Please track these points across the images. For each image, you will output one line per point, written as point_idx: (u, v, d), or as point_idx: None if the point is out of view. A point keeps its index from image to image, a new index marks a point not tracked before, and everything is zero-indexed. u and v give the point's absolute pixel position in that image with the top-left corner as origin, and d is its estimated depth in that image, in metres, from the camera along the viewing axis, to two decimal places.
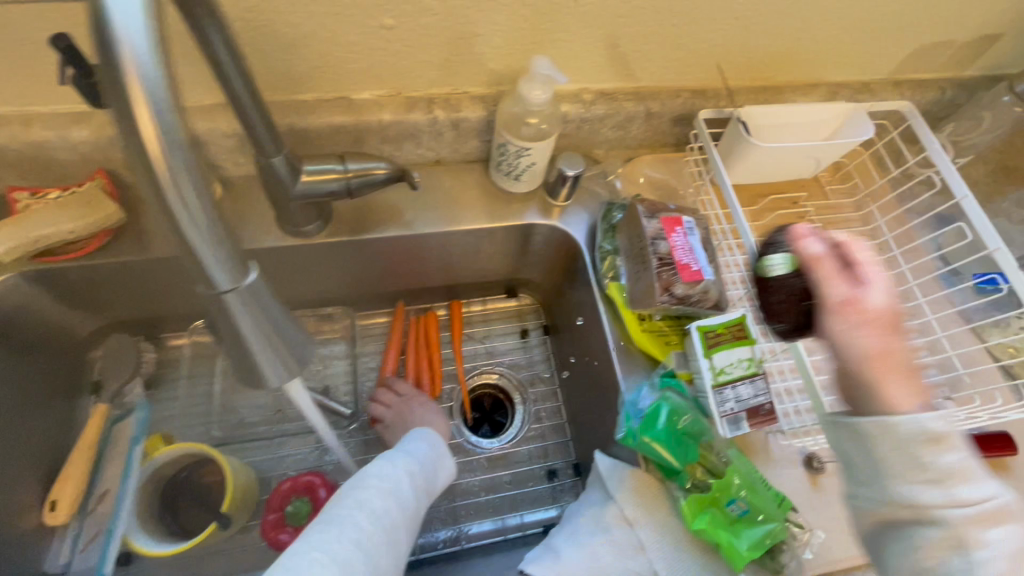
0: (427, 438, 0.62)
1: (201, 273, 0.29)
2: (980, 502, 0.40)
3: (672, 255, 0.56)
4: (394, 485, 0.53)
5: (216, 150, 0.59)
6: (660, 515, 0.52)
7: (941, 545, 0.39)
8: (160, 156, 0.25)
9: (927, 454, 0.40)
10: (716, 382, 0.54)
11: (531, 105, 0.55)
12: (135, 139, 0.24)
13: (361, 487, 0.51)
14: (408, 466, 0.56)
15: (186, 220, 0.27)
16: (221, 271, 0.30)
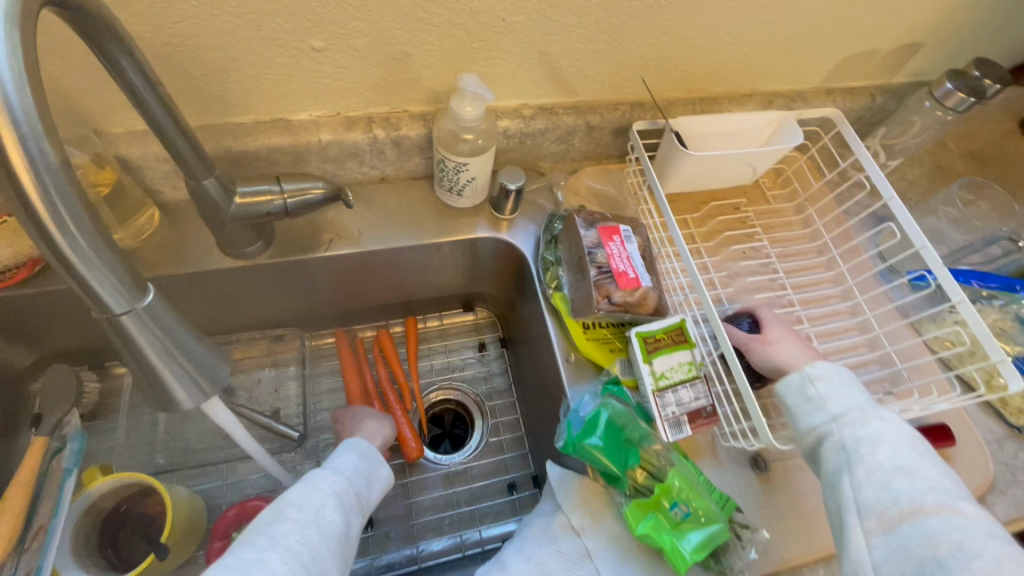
0: (358, 448, 0.60)
1: (89, 297, 0.30)
2: (850, 411, 0.48)
3: (609, 263, 0.57)
4: (320, 504, 0.50)
5: (153, 174, 0.59)
6: (607, 522, 0.53)
7: (831, 453, 0.47)
8: (32, 187, 0.26)
9: (803, 387, 0.51)
10: (657, 387, 0.55)
11: (465, 122, 0.56)
12: (4, 171, 0.25)
13: (286, 508, 0.48)
14: (337, 484, 0.53)
15: (69, 247, 0.28)
16: (112, 295, 0.30)
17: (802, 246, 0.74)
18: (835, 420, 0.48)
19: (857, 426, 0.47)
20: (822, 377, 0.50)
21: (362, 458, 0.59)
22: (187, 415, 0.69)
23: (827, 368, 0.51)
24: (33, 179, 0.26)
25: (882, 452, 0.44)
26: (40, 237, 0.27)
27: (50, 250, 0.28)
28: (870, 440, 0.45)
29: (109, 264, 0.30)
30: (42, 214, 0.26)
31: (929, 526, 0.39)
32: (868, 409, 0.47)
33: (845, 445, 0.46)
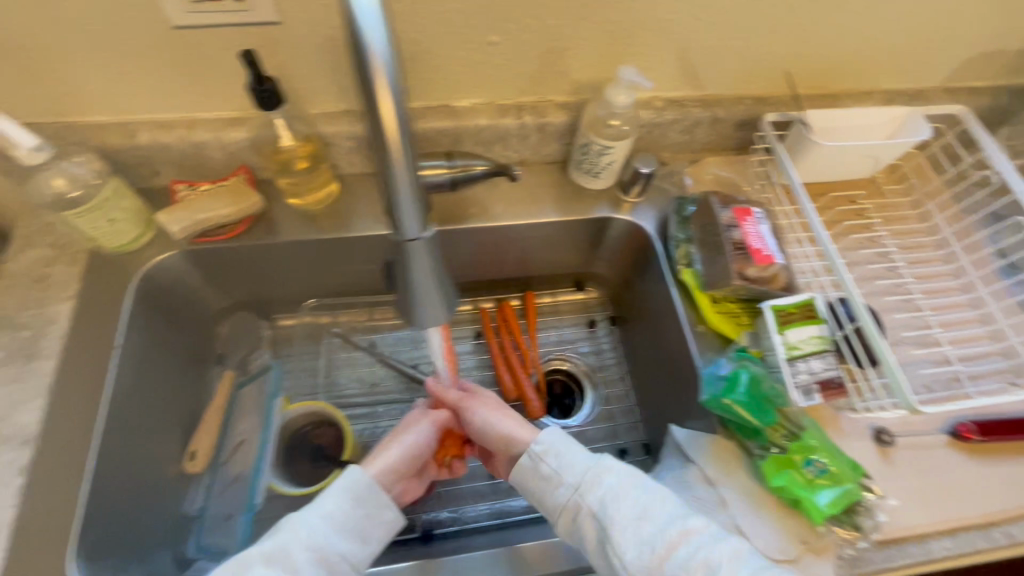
0: (356, 490, 0.52)
1: (396, 221, 0.41)
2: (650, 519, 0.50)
3: (745, 241, 0.61)
4: (286, 539, 0.48)
5: (337, 150, 0.69)
6: (740, 475, 0.57)
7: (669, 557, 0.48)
8: (394, 130, 0.35)
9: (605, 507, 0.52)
10: (789, 356, 0.59)
11: (616, 109, 0.62)
12: (379, 118, 0.34)
13: (295, 524, 0.49)
14: (316, 516, 0.50)
15: (402, 203, 0.40)
16: (415, 240, 0.43)
17: (920, 240, 0.75)
18: (579, 488, 0.53)
19: (609, 496, 0.52)
20: (550, 449, 0.56)
21: (355, 504, 0.51)
22: (340, 364, 0.78)
23: (551, 436, 0.57)
24: (396, 152, 0.37)
25: (721, 552, 0.48)
26: (389, 192, 0.40)
27: (392, 203, 0.40)
28: (636, 516, 0.50)
29: (418, 218, 0.42)
30: (393, 157, 0.37)
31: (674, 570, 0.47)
32: (644, 488, 0.52)
33: (599, 513, 0.51)
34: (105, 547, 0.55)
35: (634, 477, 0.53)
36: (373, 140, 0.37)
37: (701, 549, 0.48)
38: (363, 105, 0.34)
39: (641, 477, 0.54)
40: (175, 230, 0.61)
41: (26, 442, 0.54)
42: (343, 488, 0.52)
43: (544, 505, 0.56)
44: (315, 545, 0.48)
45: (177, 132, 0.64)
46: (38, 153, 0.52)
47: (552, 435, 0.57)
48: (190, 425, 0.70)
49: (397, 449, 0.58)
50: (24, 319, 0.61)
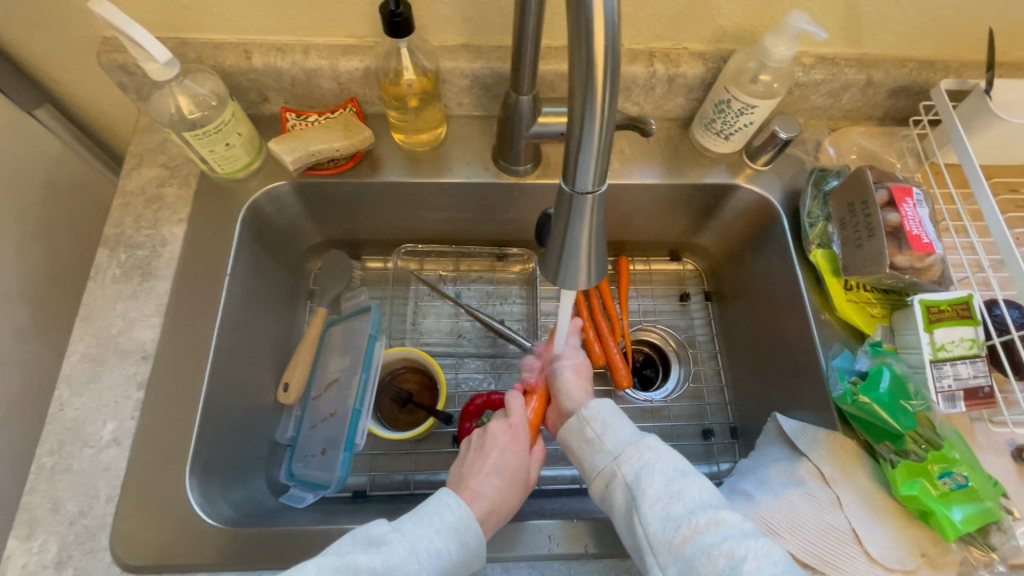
0: (464, 530, 0.48)
1: (574, 172, 0.33)
2: (699, 516, 0.45)
3: (902, 226, 0.56)
4: (393, 561, 0.44)
5: (450, 88, 0.65)
6: (860, 478, 0.53)
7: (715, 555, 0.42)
8: (603, 54, 0.29)
9: (633, 482, 0.48)
10: (934, 357, 0.53)
11: (771, 61, 0.56)
12: (585, 28, 0.29)
13: (397, 545, 0.45)
14: (423, 547, 0.46)
15: (590, 111, 0.31)
16: (591, 171, 0.33)
17: None
18: (618, 458, 0.49)
19: (645, 471, 0.48)
20: (598, 415, 0.52)
21: (461, 550, 0.47)
22: (425, 312, 0.77)
23: (602, 405, 0.53)
24: (604, 50, 0.29)
25: (745, 540, 0.43)
26: (579, 97, 0.31)
27: (578, 114, 0.31)
28: (670, 493, 0.46)
29: (606, 141, 0.32)
30: (597, 87, 0.30)
31: (704, 542, 0.43)
32: (683, 472, 0.48)
33: (631, 485, 0.48)
34: (215, 467, 0.56)
35: (675, 458, 0.49)
36: (574, 38, 0.30)
37: (733, 541, 0.43)
38: (568, 18, 0.29)
39: (681, 460, 0.49)
40: (286, 160, 0.60)
41: (146, 357, 0.56)
42: (452, 523, 0.48)
43: (581, 465, 0.53)
44: None
45: (291, 56, 0.61)
46: (168, 69, 0.51)
47: (603, 406, 0.53)
48: (283, 357, 0.70)
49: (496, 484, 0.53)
50: (139, 238, 0.61)
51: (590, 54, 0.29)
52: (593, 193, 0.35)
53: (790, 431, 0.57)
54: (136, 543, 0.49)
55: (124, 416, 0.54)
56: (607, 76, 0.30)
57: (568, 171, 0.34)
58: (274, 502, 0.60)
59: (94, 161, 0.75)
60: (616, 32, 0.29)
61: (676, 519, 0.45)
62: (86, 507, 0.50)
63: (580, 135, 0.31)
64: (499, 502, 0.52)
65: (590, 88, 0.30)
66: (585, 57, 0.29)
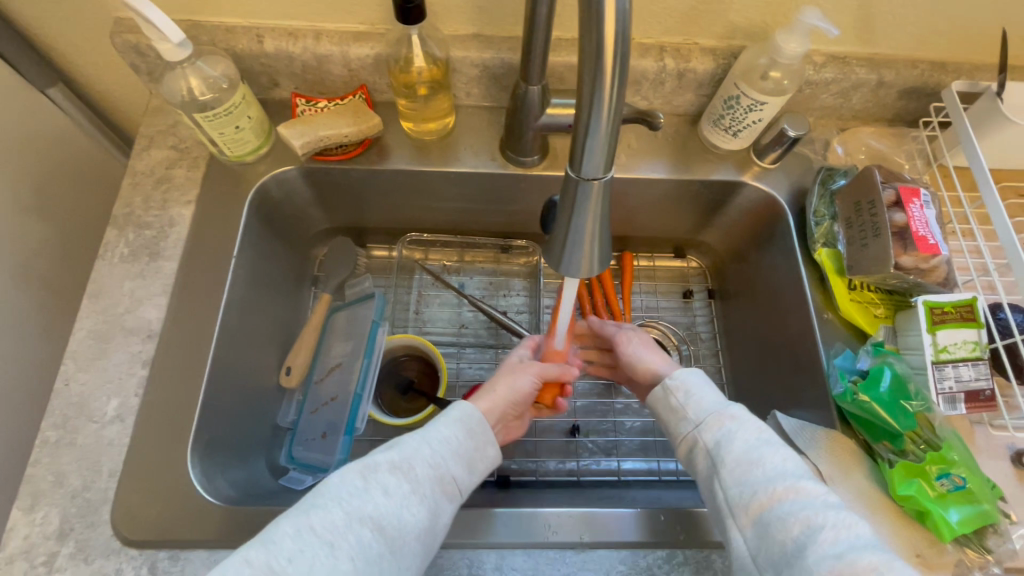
0: (468, 420, 0.51)
1: (581, 159, 0.34)
2: (775, 483, 0.45)
3: (908, 226, 0.56)
4: (408, 452, 0.48)
5: (460, 77, 0.65)
6: (857, 477, 0.53)
7: (790, 522, 0.43)
8: (613, 41, 0.29)
9: (717, 450, 0.49)
10: (936, 359, 0.53)
11: (782, 57, 0.56)
12: (594, 14, 0.29)
13: (408, 442, 0.49)
14: (434, 439, 0.49)
15: (599, 98, 0.31)
16: (598, 158, 0.33)
17: None
18: (701, 424, 0.51)
19: (726, 438, 0.49)
20: (683, 383, 0.54)
21: (469, 434, 0.50)
22: (429, 301, 0.77)
23: (687, 374, 0.54)
24: (614, 37, 0.29)
25: (831, 510, 0.43)
26: (587, 84, 0.31)
27: (586, 100, 0.31)
28: (749, 459, 0.47)
29: (613, 128, 0.32)
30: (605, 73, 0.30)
31: (782, 509, 0.44)
32: (767, 442, 0.48)
33: (713, 451, 0.49)
34: (216, 447, 0.57)
35: (759, 429, 0.49)
36: (584, 24, 0.30)
37: (810, 509, 0.43)
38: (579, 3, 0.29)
39: (769, 434, 0.49)
40: (295, 145, 0.60)
41: (151, 336, 0.57)
42: (457, 416, 0.51)
43: (668, 430, 0.55)
44: (434, 469, 0.48)
45: (303, 42, 0.61)
46: (181, 50, 0.52)
47: (688, 375, 0.54)
48: (286, 341, 0.71)
49: (503, 391, 0.57)
50: (148, 219, 0.62)
51: (600, 40, 0.29)
52: (600, 181, 0.35)
53: (788, 428, 0.57)
54: (137, 518, 0.50)
55: (128, 393, 0.54)
56: (616, 64, 0.30)
57: (575, 158, 0.34)
58: (274, 484, 0.61)
59: (106, 143, 0.75)
60: (627, 19, 0.29)
61: (755, 487, 0.46)
62: (89, 481, 0.51)
63: (587, 122, 0.31)
64: (502, 403, 0.56)
65: (599, 75, 0.30)
66: (595, 43, 0.29)
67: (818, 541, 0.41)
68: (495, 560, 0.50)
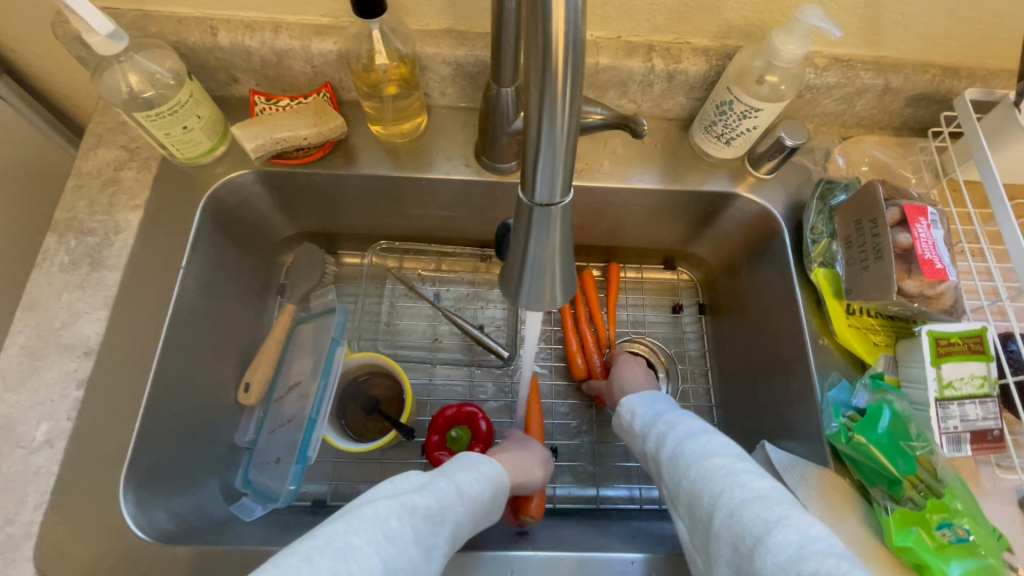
0: (497, 479, 0.52)
1: (534, 182, 0.29)
2: (694, 462, 0.48)
3: (913, 248, 0.51)
4: (444, 501, 0.45)
5: (432, 76, 0.61)
6: (851, 523, 0.48)
7: (706, 495, 0.45)
8: (562, 44, 0.24)
9: (660, 450, 0.53)
10: (940, 395, 0.49)
11: (779, 60, 0.51)
12: (540, 11, 0.24)
13: (445, 486, 0.47)
14: (466, 490, 0.48)
15: (550, 112, 0.26)
16: (552, 182, 0.29)
17: None
18: (649, 435, 0.56)
19: (665, 438, 0.53)
20: (630, 406, 0.60)
21: (492, 496, 0.51)
22: (401, 313, 0.73)
23: (636, 395, 0.60)
24: (564, 39, 0.24)
25: (765, 491, 0.43)
26: (535, 95, 0.26)
27: (535, 115, 0.26)
28: (677, 449, 0.51)
29: (568, 148, 0.27)
30: (555, 84, 0.25)
31: (699, 486, 0.47)
32: (699, 433, 0.52)
33: (659, 453, 0.53)
34: (158, 474, 0.53)
35: (696, 424, 0.53)
36: (529, 25, 0.25)
37: (719, 478, 0.45)
38: None
39: (703, 426, 0.53)
40: (248, 147, 0.56)
41: (88, 353, 0.52)
42: (489, 474, 0.52)
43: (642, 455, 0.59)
44: (457, 524, 0.46)
45: (260, 35, 0.56)
46: (115, 42, 0.47)
47: (639, 396, 0.60)
48: (246, 355, 0.66)
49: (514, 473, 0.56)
50: (92, 224, 0.57)
51: (547, 45, 0.24)
52: (557, 205, 0.31)
53: (778, 464, 0.53)
54: (63, 556, 0.45)
55: (60, 416, 0.50)
56: (568, 73, 0.25)
57: (527, 180, 0.29)
58: (224, 511, 0.57)
59: (61, 142, 0.71)
60: (579, 18, 0.24)
61: (683, 470, 0.49)
62: (12, 514, 0.47)
63: (538, 141, 0.27)
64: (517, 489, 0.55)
65: (548, 86, 0.25)
66: (541, 47, 0.24)
67: (723, 503, 0.43)
68: None
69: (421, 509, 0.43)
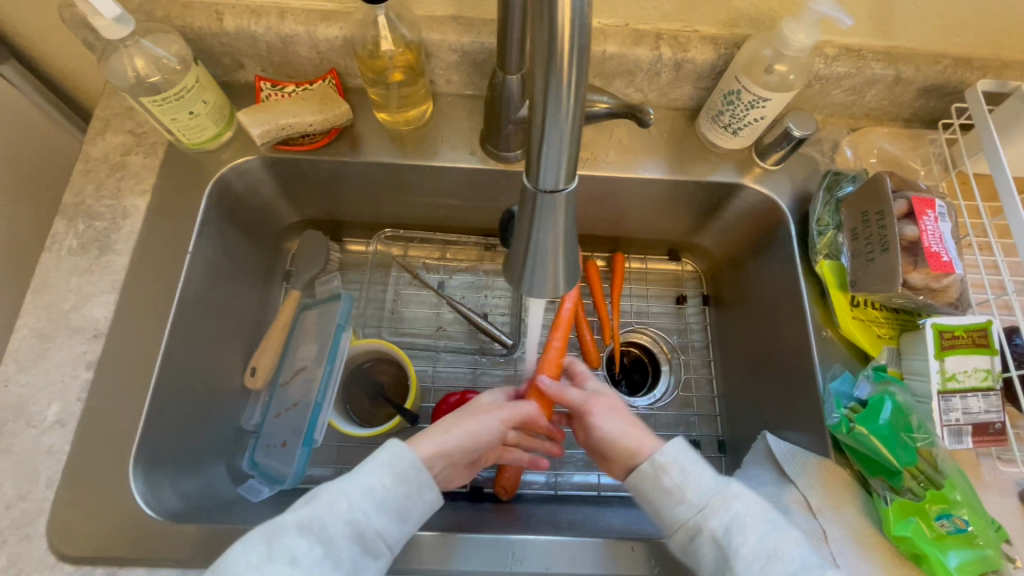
0: (398, 464, 0.44)
1: (538, 169, 0.29)
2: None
3: (920, 240, 0.50)
4: (319, 508, 0.41)
5: (438, 63, 0.60)
6: (850, 512, 0.49)
7: None
8: (569, 30, 0.24)
9: (738, 556, 0.42)
10: (942, 388, 0.49)
11: (788, 50, 0.51)
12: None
13: (328, 490, 0.42)
14: (355, 487, 0.43)
15: (555, 100, 0.26)
16: (557, 169, 0.29)
17: None
18: (703, 509, 0.44)
19: (736, 525, 0.43)
20: (676, 461, 0.46)
21: (395, 480, 0.43)
22: (406, 301, 0.73)
23: (678, 448, 0.46)
24: (571, 27, 0.24)
25: (753, 514, 0.43)
26: (541, 82, 0.26)
27: (540, 102, 0.26)
28: (767, 554, 0.42)
29: (574, 136, 0.27)
30: (561, 72, 0.25)
31: None
32: (776, 524, 0.43)
33: (723, 541, 0.43)
34: (167, 455, 0.54)
35: (764, 507, 0.44)
36: (535, 10, 0.24)
37: None
38: None
39: (771, 509, 0.44)
40: (254, 133, 0.55)
41: (98, 336, 0.53)
42: (384, 460, 0.44)
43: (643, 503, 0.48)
44: (356, 523, 0.42)
45: (265, 20, 0.56)
46: (121, 25, 0.47)
47: (677, 448, 0.46)
48: (252, 340, 0.67)
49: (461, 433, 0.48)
50: (99, 209, 0.58)
51: (553, 29, 0.24)
52: (561, 193, 0.30)
53: (780, 455, 0.53)
54: (75, 532, 0.47)
55: (70, 397, 0.51)
56: (575, 61, 0.25)
57: (532, 167, 0.29)
58: (231, 492, 0.58)
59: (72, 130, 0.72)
60: (586, 4, 0.24)
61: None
62: (24, 492, 0.48)
63: (542, 129, 0.26)
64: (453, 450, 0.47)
65: (554, 72, 0.25)
66: (547, 32, 0.24)
67: None
68: None
69: (292, 528, 0.40)
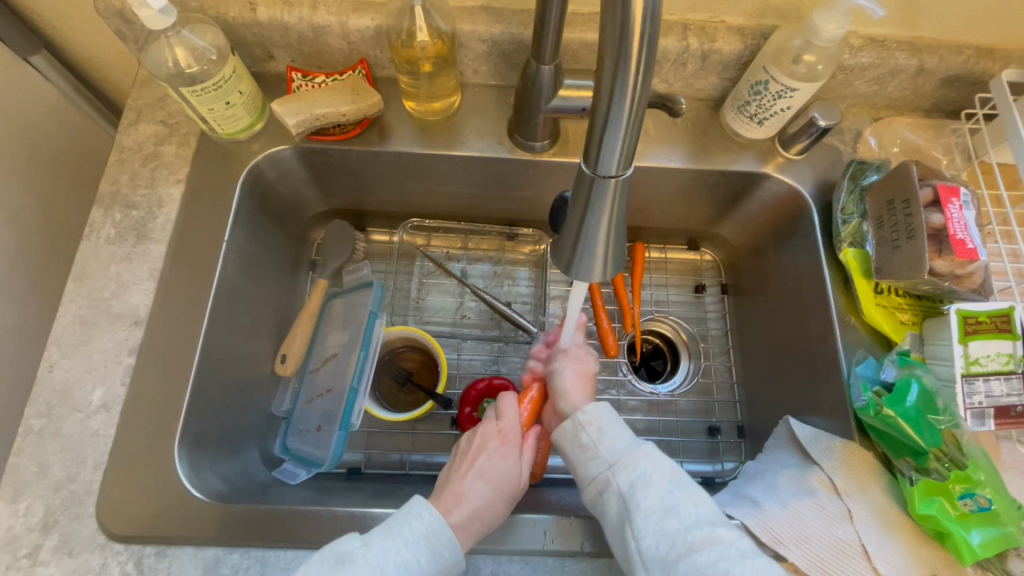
0: (435, 540, 0.45)
1: (599, 153, 0.30)
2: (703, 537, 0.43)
3: (944, 228, 0.52)
4: None
5: (467, 53, 0.61)
6: (875, 492, 0.50)
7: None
8: (641, 17, 0.25)
9: (636, 505, 0.45)
10: (966, 372, 0.50)
11: (818, 40, 0.52)
12: None
13: (364, 563, 0.43)
14: (391, 561, 0.43)
15: (621, 84, 0.27)
16: (616, 154, 0.30)
17: None
18: (613, 465, 0.47)
19: (640, 482, 0.46)
20: (594, 419, 0.50)
21: (432, 558, 0.45)
22: (430, 290, 0.74)
23: (599, 408, 0.50)
24: (642, 14, 0.25)
25: (658, 474, 0.46)
26: (609, 68, 0.27)
27: (607, 87, 0.28)
28: (665, 508, 0.44)
29: (636, 120, 0.29)
30: (630, 56, 0.26)
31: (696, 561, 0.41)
32: (680, 485, 0.46)
33: (626, 495, 0.46)
34: (206, 439, 0.55)
35: (672, 470, 0.47)
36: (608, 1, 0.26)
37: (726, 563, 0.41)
38: None
39: (680, 473, 0.47)
40: (290, 123, 0.56)
41: (138, 323, 0.54)
42: (422, 533, 0.45)
43: (573, 466, 0.51)
44: None
45: (298, 10, 0.57)
46: (164, 16, 0.49)
47: (600, 409, 0.50)
48: (282, 327, 0.68)
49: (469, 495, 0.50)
50: (135, 198, 0.59)
51: (626, 16, 0.26)
52: (617, 178, 0.32)
53: (803, 438, 0.54)
54: (122, 512, 0.48)
55: (114, 382, 0.52)
56: (644, 47, 0.26)
57: (592, 152, 0.31)
58: (266, 476, 0.59)
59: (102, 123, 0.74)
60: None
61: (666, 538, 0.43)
62: (73, 473, 0.49)
63: (608, 111, 0.28)
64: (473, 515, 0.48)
65: (623, 59, 0.27)
66: (620, 20, 0.26)
67: None
68: (492, 566, 0.49)
69: None
